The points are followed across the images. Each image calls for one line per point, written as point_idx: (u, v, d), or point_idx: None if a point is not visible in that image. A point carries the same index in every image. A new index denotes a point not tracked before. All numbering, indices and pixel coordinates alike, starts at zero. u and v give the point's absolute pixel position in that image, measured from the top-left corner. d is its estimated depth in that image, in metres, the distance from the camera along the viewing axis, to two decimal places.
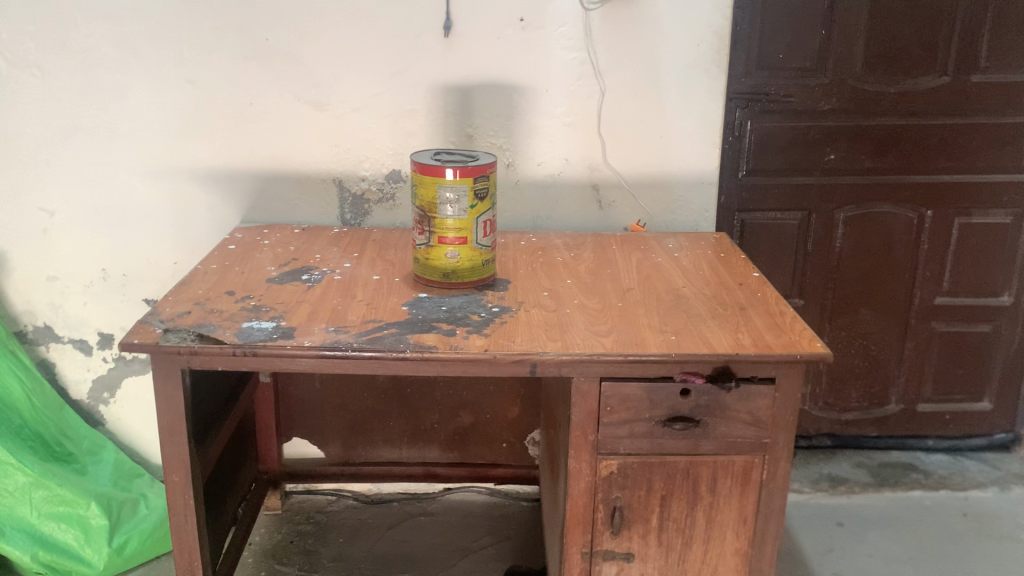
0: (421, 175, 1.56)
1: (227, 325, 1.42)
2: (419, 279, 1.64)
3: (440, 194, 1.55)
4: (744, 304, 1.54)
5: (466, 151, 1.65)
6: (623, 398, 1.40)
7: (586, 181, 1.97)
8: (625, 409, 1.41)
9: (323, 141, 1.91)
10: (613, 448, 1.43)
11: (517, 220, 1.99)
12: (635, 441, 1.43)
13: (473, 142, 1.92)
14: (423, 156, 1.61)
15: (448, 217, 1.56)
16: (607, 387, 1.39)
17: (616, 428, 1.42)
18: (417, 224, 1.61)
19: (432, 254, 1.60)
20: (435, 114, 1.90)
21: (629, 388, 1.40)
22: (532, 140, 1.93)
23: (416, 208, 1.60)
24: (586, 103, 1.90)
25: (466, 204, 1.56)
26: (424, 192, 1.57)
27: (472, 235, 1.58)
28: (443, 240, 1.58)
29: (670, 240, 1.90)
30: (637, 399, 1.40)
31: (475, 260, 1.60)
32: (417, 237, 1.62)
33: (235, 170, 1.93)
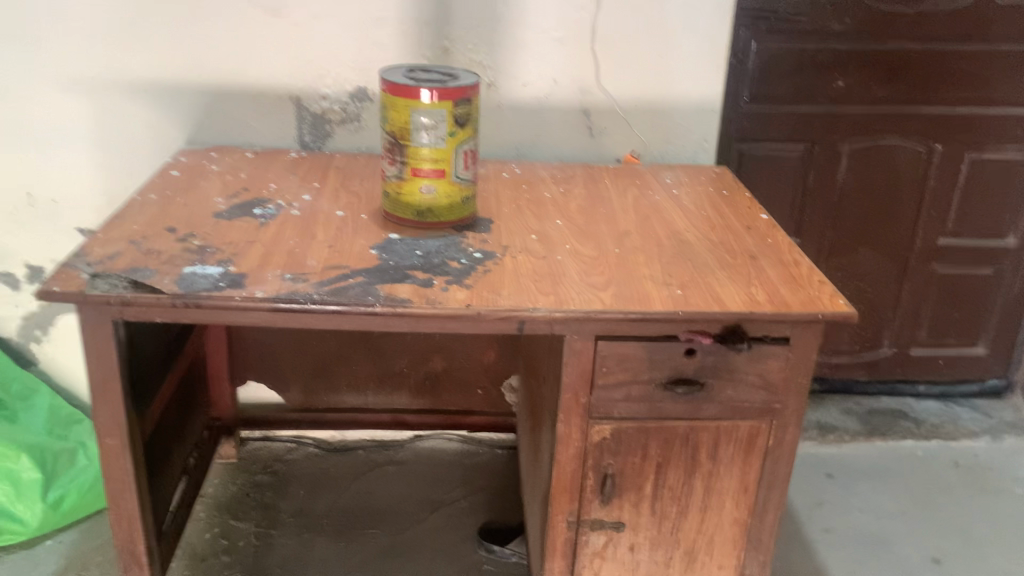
0: (393, 95, 1.35)
1: (166, 270, 1.22)
2: (388, 216, 1.45)
3: (414, 119, 1.35)
4: (755, 253, 1.38)
5: (444, 68, 1.44)
6: (620, 360, 1.24)
7: (575, 105, 1.77)
8: (623, 371, 1.25)
9: (280, 53, 1.68)
10: (607, 412, 1.28)
11: (498, 148, 1.80)
12: (632, 406, 1.28)
13: (449, 57, 1.71)
14: (395, 73, 1.40)
15: (422, 146, 1.36)
16: (603, 347, 1.23)
17: (612, 391, 1.26)
18: (387, 153, 1.41)
19: (403, 188, 1.41)
20: (408, 24, 1.67)
21: (628, 349, 1.23)
22: (517, 57, 1.72)
23: (386, 133, 1.40)
24: (579, 17, 1.69)
25: (444, 131, 1.36)
26: (395, 116, 1.36)
27: (451, 168, 1.39)
28: (417, 171, 1.39)
29: (667, 175, 1.74)
30: (636, 361, 1.24)
31: (453, 196, 1.41)
32: (388, 168, 1.42)
33: (178, 85, 1.69)
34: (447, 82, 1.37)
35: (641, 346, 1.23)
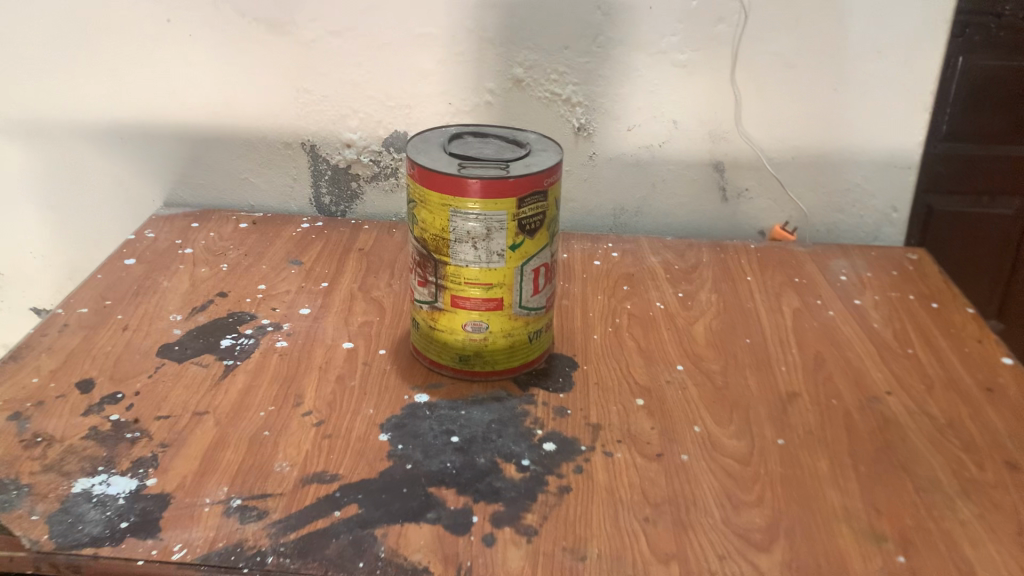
0: (422, 185, 0.85)
1: (43, 486, 0.75)
2: (417, 357, 0.95)
3: (454, 223, 0.85)
4: (1017, 456, 0.83)
5: (509, 135, 0.93)
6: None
7: (703, 158, 1.23)
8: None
9: (285, 83, 1.19)
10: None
11: (591, 217, 1.28)
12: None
13: (524, 91, 1.19)
14: (430, 146, 0.90)
15: (467, 263, 0.86)
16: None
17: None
18: (416, 267, 0.91)
19: (438, 322, 0.90)
20: (464, 44, 1.16)
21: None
22: (620, 90, 1.19)
23: (414, 236, 0.90)
24: (714, 33, 1.14)
25: (500, 242, 0.85)
26: (426, 216, 0.87)
27: (511, 294, 0.88)
28: (458, 300, 0.88)
29: (839, 264, 1.19)
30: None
31: (516, 334, 0.90)
32: (416, 289, 0.92)
33: (148, 129, 1.24)
34: (507, 162, 0.86)
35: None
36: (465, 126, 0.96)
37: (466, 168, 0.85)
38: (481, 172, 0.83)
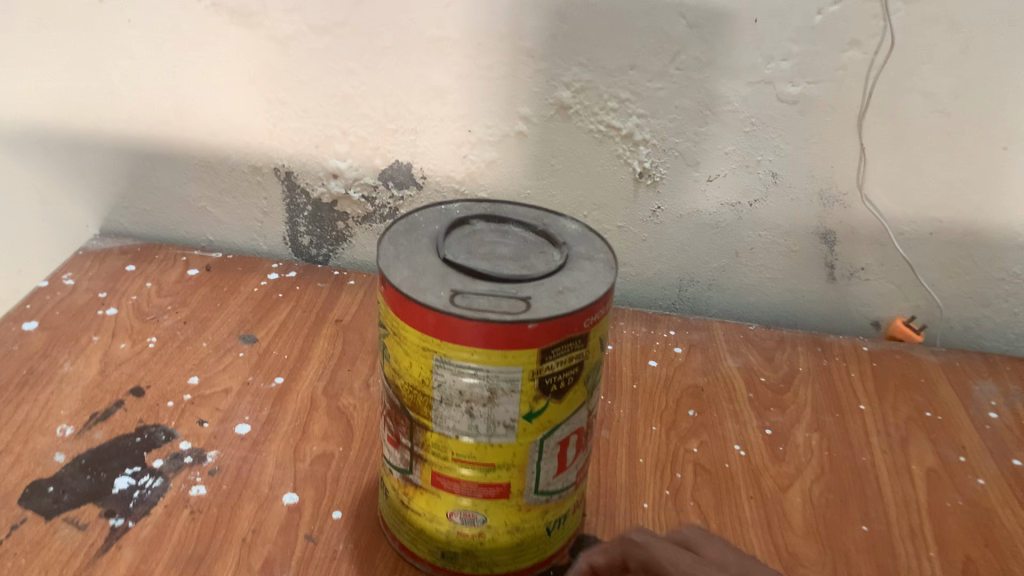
0: (395, 312, 0.56)
1: None
2: (383, 530, 0.66)
3: (441, 376, 0.54)
4: None
5: (538, 230, 0.63)
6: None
7: (808, 224, 0.90)
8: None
9: (253, 90, 0.90)
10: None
11: (649, 287, 0.96)
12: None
13: (570, 121, 0.87)
14: (416, 243, 0.60)
15: (457, 433, 0.56)
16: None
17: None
18: (386, 416, 0.61)
19: (413, 499, 0.61)
20: (492, 52, 0.84)
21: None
22: (703, 128, 0.86)
23: (384, 373, 0.60)
24: (841, 61, 0.81)
25: (510, 410, 0.55)
26: (399, 355, 0.57)
27: (523, 479, 0.58)
28: (443, 480, 0.58)
29: (987, 390, 0.86)
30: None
31: (527, 529, 0.61)
32: (385, 446, 0.62)
33: (78, 140, 0.96)
34: (527, 286, 0.55)
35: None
36: (475, 208, 0.66)
37: (461, 295, 0.54)
38: (483, 308, 0.53)
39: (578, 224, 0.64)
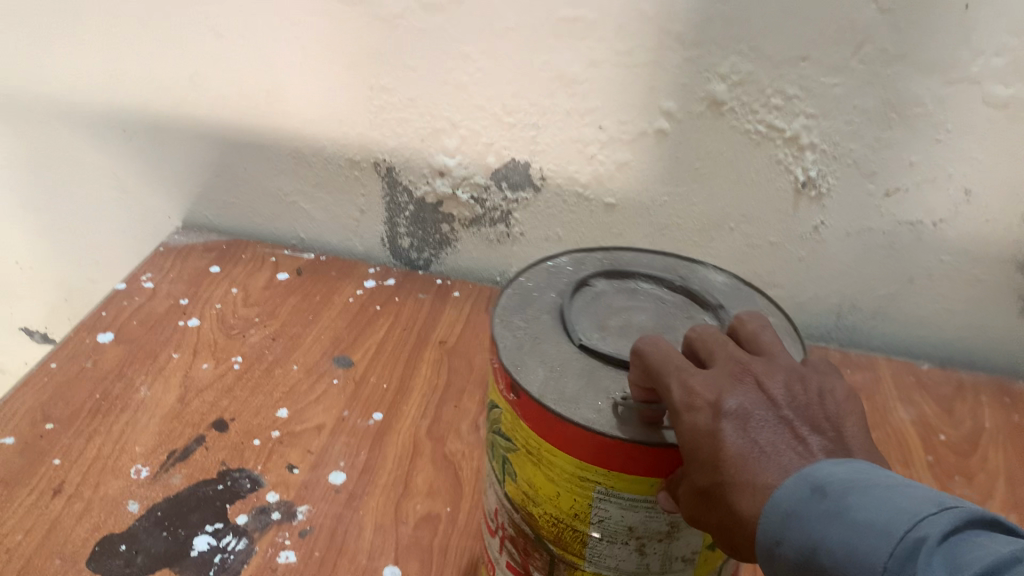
0: (532, 426, 0.43)
1: None
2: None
3: (607, 509, 0.42)
4: None
5: (675, 285, 0.52)
6: (701, 465, 0.35)
7: (1001, 250, 0.76)
8: (752, 403, 0.36)
9: (352, 74, 0.79)
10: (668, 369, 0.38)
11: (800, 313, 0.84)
12: (729, 437, 0.35)
13: (722, 120, 0.74)
14: (536, 321, 0.48)
15: (619, 573, 0.44)
16: (682, 427, 0.36)
17: (706, 392, 0.36)
18: (507, 540, 0.49)
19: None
20: (634, 37, 0.71)
21: (730, 459, 0.34)
22: (885, 134, 0.72)
23: (503, 491, 0.48)
24: None
25: (691, 542, 0.44)
26: (537, 478, 0.44)
27: None
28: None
29: None
30: (740, 503, 0.34)
31: None
32: (503, 569, 0.51)
33: (161, 125, 0.87)
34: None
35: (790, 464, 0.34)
36: (589, 260, 0.55)
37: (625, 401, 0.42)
38: (659, 418, 0.41)
39: (718, 273, 0.53)
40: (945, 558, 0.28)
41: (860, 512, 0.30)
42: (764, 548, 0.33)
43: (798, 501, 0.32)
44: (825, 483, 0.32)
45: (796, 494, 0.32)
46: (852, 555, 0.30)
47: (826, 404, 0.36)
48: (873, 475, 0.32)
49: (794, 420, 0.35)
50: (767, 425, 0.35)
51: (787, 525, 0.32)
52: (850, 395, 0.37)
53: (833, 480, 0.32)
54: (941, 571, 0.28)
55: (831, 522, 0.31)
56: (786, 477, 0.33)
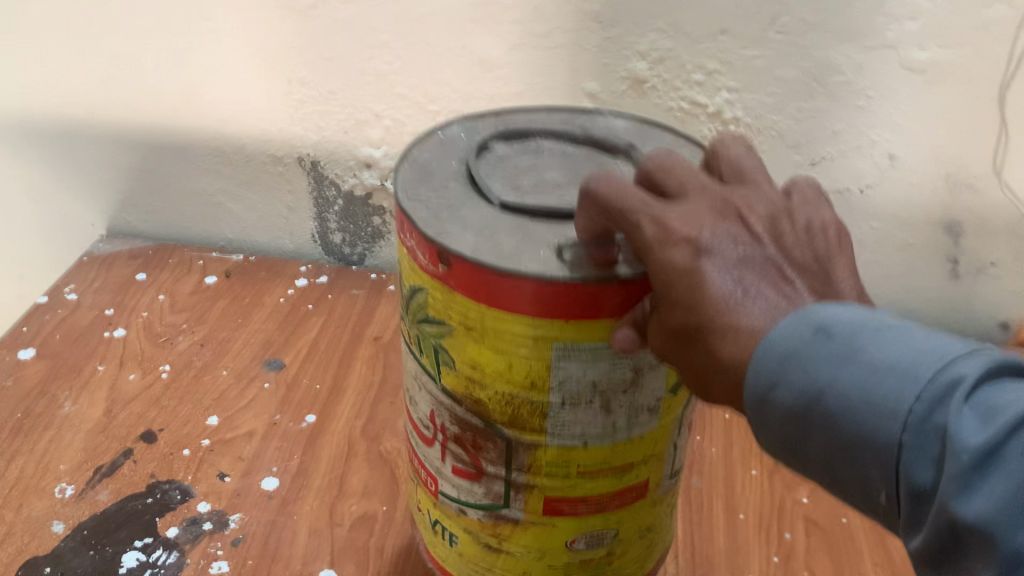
0: (473, 296, 0.41)
1: None
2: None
3: (569, 370, 0.42)
4: None
5: (578, 138, 0.50)
6: (682, 306, 0.35)
7: (929, 215, 0.76)
8: (734, 243, 0.36)
9: (267, 70, 0.77)
10: (642, 204, 0.37)
11: None
12: (713, 278, 0.34)
13: (645, 98, 0.73)
14: (446, 189, 0.45)
15: (586, 438, 0.44)
16: (653, 262, 0.36)
17: (685, 230, 0.36)
18: (450, 443, 0.47)
19: (511, 538, 0.48)
20: (551, 18, 0.70)
21: (715, 301, 0.34)
22: (807, 104, 0.71)
23: (440, 386, 0.46)
24: (984, 21, 0.66)
25: (655, 388, 0.44)
26: (484, 356, 0.43)
27: (657, 470, 0.48)
28: (563, 505, 0.47)
29: None
30: (723, 347, 0.34)
31: (658, 525, 0.51)
32: (448, 477, 0.49)
33: (77, 132, 0.84)
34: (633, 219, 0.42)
35: (778, 309, 0.34)
36: (480, 123, 0.52)
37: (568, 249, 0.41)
38: (610, 258, 0.40)
39: (616, 119, 0.53)
40: (975, 402, 0.29)
41: (881, 355, 0.31)
42: (758, 392, 0.33)
43: (801, 342, 0.32)
44: (829, 324, 0.32)
45: (797, 333, 0.33)
46: (869, 397, 0.30)
47: (806, 241, 0.37)
48: (876, 315, 0.33)
49: (779, 262, 0.36)
50: (751, 267, 0.35)
51: (784, 369, 0.32)
52: (839, 233, 0.38)
53: (839, 321, 0.32)
54: (976, 417, 0.29)
55: (845, 364, 0.31)
56: (783, 322, 0.33)
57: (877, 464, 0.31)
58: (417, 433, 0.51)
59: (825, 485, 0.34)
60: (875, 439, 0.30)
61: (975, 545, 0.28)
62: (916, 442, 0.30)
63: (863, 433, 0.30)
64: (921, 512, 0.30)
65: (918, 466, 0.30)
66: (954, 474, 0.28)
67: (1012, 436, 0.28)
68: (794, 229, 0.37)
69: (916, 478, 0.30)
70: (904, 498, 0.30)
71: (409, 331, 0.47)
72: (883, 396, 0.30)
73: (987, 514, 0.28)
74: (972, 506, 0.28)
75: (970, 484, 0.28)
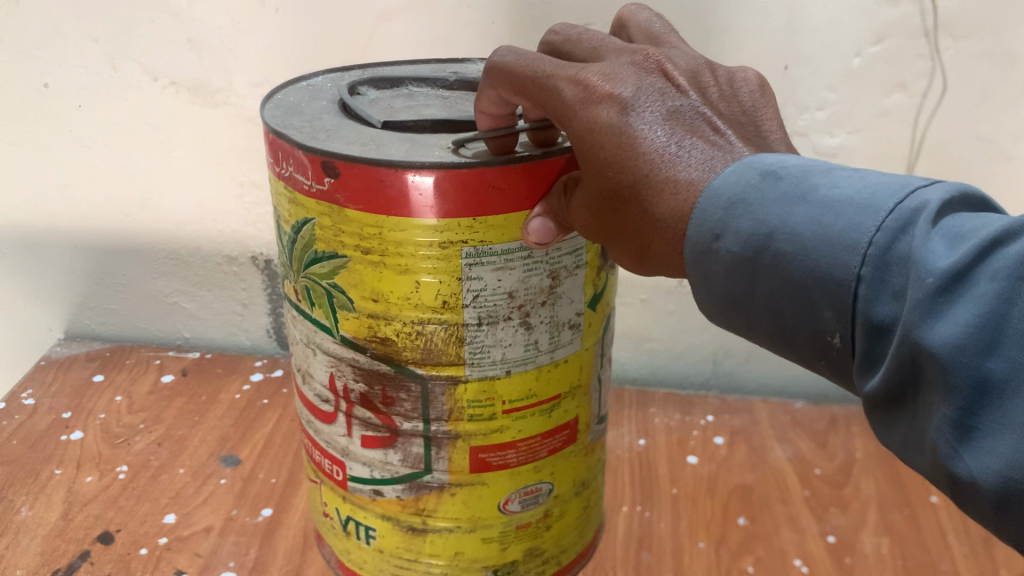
0: (364, 209, 0.47)
1: None
2: None
3: (481, 282, 0.48)
4: None
5: (449, 81, 0.60)
6: (619, 167, 0.42)
7: None
8: (658, 98, 0.43)
9: (221, 174, 0.80)
10: (558, 71, 0.45)
11: (678, 364, 0.88)
12: (648, 135, 0.42)
13: None
14: (316, 119, 0.52)
15: (507, 364, 0.51)
16: (579, 121, 0.43)
17: (608, 87, 0.43)
18: (357, 406, 0.54)
19: (439, 510, 0.55)
20: None
21: (650, 154, 0.41)
22: None
23: (339, 337, 0.52)
24: (885, 107, 0.71)
25: (572, 308, 0.53)
26: (385, 284, 0.49)
27: (582, 402, 0.57)
28: (490, 456, 0.54)
29: None
30: (666, 201, 0.41)
31: (584, 471, 0.60)
32: (360, 450, 0.55)
33: (35, 239, 0.87)
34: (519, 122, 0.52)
35: (708, 158, 0.41)
36: (350, 77, 0.61)
37: (459, 148, 0.48)
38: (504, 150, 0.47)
39: (476, 67, 0.63)
40: (939, 234, 0.33)
41: (833, 193, 0.36)
42: (709, 245, 0.39)
43: (747, 188, 0.38)
44: (778, 171, 0.39)
45: (744, 181, 0.39)
46: (828, 236, 0.35)
47: (726, 99, 0.45)
48: (820, 164, 0.39)
49: (702, 113, 0.43)
50: (680, 123, 0.42)
51: (730, 216, 0.38)
52: (760, 86, 0.47)
53: (789, 168, 0.39)
54: (943, 246, 0.32)
55: (795, 204, 0.37)
56: (730, 172, 0.40)
57: (832, 304, 0.35)
58: (320, 416, 0.57)
59: (773, 344, 0.39)
60: (833, 276, 0.35)
61: (936, 378, 0.31)
62: (878, 277, 0.33)
63: (823, 273, 0.35)
64: (876, 350, 0.34)
65: (881, 303, 0.33)
66: (919, 301, 0.31)
67: (978, 264, 0.31)
68: (716, 83, 0.46)
69: (878, 314, 0.33)
70: (860, 337, 0.34)
71: (305, 289, 0.53)
72: (838, 233, 0.35)
73: (950, 337, 0.30)
74: (939, 333, 0.30)
75: (934, 310, 0.31)
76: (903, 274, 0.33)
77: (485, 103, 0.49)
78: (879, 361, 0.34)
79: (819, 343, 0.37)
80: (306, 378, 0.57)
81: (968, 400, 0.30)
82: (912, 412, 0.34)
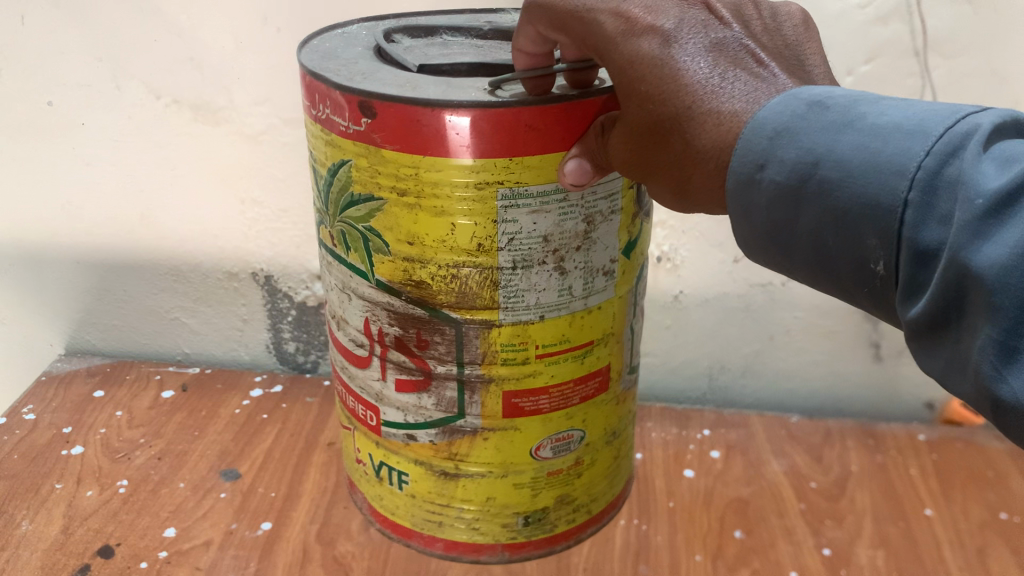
0: (400, 148, 0.51)
1: None
2: (411, 533, 0.67)
3: (517, 224, 0.53)
4: None
5: (483, 31, 0.62)
6: (663, 100, 0.45)
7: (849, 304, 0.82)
8: (702, 31, 0.46)
9: (223, 191, 0.81)
10: (599, 4, 0.47)
11: (676, 376, 0.89)
12: (695, 69, 0.44)
13: None
14: (351, 63, 0.55)
15: (541, 309, 0.56)
16: (622, 54, 0.46)
17: (649, 19, 0.45)
18: (391, 350, 0.59)
19: (472, 456, 0.61)
20: None
21: (694, 86, 0.44)
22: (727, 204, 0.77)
23: (375, 282, 0.57)
24: None
25: (605, 256, 0.57)
26: (421, 227, 0.53)
27: (613, 350, 0.62)
28: (523, 401, 0.59)
29: None
30: (708, 132, 0.44)
31: (612, 421, 0.65)
32: (392, 392, 0.61)
33: (36, 255, 0.87)
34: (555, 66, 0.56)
35: (751, 90, 0.44)
36: (383, 25, 0.64)
37: (496, 89, 0.51)
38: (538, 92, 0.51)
39: (510, 17, 0.65)
40: (989, 158, 0.35)
41: (881, 121, 0.39)
42: (754, 177, 0.42)
43: (794, 118, 0.41)
44: (824, 101, 0.41)
45: (792, 111, 0.41)
46: (875, 161, 0.38)
47: (769, 30, 0.48)
48: (866, 95, 0.41)
49: (746, 46, 0.46)
50: (724, 57, 0.45)
51: (775, 146, 0.41)
52: (804, 21, 0.49)
53: (836, 99, 0.41)
54: (992, 169, 0.35)
55: (843, 132, 0.39)
56: (774, 103, 0.42)
57: (877, 230, 0.37)
58: (354, 360, 0.62)
59: (812, 275, 0.42)
60: (880, 202, 0.37)
61: (981, 302, 0.34)
62: (924, 202, 0.36)
63: (871, 200, 0.37)
64: (921, 275, 0.37)
65: (927, 227, 0.36)
66: (967, 223, 0.34)
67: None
68: (758, 14, 0.48)
69: (923, 238, 0.36)
70: (905, 261, 0.37)
71: (343, 231, 0.57)
72: (886, 158, 0.37)
73: (998, 258, 0.33)
74: (987, 255, 0.33)
75: (983, 232, 0.34)
76: (950, 199, 0.35)
77: (522, 42, 0.52)
78: (922, 287, 0.37)
79: (862, 270, 0.39)
80: (340, 325, 0.62)
81: (1015, 320, 0.33)
82: (952, 338, 0.37)
